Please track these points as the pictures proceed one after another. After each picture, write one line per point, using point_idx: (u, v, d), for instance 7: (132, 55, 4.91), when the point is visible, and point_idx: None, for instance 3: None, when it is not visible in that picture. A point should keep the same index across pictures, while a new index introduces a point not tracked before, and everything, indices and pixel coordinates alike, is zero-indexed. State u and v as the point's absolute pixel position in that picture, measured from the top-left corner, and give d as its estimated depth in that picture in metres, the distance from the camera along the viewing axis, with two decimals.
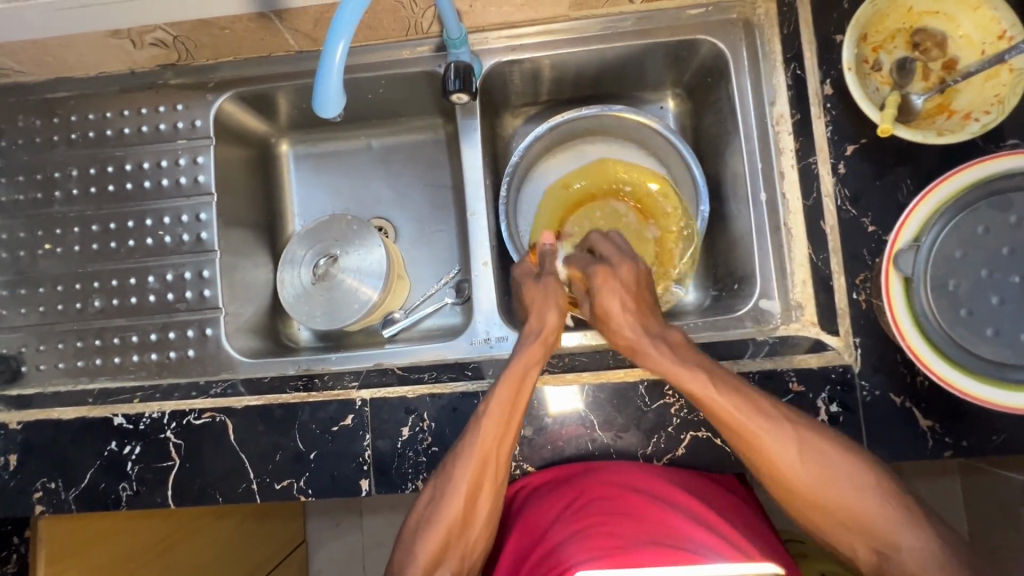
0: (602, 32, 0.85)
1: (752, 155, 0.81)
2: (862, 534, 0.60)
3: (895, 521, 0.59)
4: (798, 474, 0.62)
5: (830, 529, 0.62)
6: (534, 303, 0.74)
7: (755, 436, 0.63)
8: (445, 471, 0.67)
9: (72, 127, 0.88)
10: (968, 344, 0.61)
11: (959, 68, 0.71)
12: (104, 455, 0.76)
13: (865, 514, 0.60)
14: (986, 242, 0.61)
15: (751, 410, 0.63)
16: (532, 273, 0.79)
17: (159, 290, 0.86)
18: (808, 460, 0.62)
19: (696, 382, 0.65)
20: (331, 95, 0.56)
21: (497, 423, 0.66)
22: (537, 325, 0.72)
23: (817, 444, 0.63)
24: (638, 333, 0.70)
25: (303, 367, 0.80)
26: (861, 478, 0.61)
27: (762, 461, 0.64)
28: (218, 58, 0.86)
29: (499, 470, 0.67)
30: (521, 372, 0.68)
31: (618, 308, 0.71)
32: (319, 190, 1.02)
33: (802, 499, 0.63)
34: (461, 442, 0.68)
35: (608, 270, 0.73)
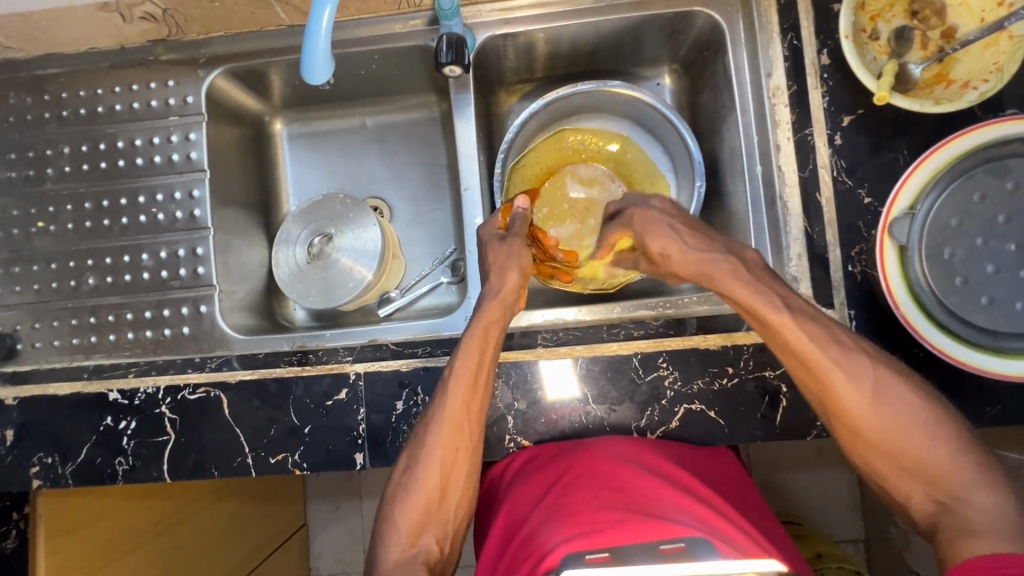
0: (597, 5, 0.84)
1: (748, 128, 0.81)
2: (925, 482, 0.59)
3: (963, 475, 0.58)
4: (871, 414, 0.61)
5: (893, 474, 0.61)
6: (494, 262, 0.73)
7: (828, 370, 0.62)
8: (418, 440, 0.68)
9: (63, 104, 0.87)
10: (962, 313, 0.60)
11: (958, 36, 0.70)
12: (99, 430, 0.76)
13: (933, 461, 0.59)
14: (982, 209, 0.60)
15: (829, 344, 0.62)
16: (497, 234, 0.77)
17: (153, 268, 0.86)
18: (883, 401, 0.61)
19: (774, 310, 0.63)
20: (320, 59, 0.55)
21: (464, 387, 0.67)
22: (497, 283, 0.72)
23: (887, 384, 0.61)
24: (705, 258, 0.66)
25: (297, 343, 0.80)
26: (931, 423, 0.60)
27: (835, 404, 0.63)
28: (209, 33, 0.85)
29: (473, 432, 0.68)
30: (484, 330, 0.69)
31: (675, 245, 0.68)
32: (314, 169, 1.01)
33: (867, 444, 0.62)
34: (431, 409, 0.69)
35: (645, 207, 0.72)
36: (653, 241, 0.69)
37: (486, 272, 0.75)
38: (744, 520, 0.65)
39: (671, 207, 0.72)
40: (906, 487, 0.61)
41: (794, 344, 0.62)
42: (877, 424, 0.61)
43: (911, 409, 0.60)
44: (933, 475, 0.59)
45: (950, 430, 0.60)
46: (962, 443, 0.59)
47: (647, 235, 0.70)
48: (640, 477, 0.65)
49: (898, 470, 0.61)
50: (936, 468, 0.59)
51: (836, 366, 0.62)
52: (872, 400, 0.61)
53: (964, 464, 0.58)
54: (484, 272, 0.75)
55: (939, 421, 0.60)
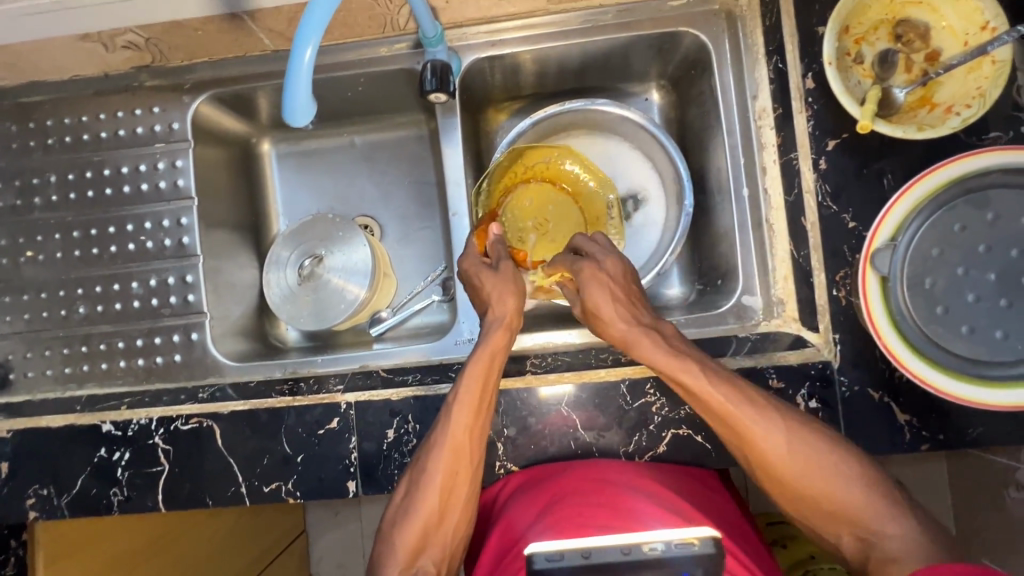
0: (582, 26, 0.84)
1: (734, 150, 0.81)
2: (844, 520, 0.62)
3: (876, 509, 0.61)
4: (789, 467, 0.63)
5: (815, 517, 0.64)
6: (490, 291, 0.75)
7: (744, 427, 0.63)
8: (419, 466, 0.69)
9: (48, 132, 0.87)
10: (943, 342, 0.61)
11: (941, 60, 0.70)
12: (93, 461, 0.76)
13: (851, 499, 0.62)
14: (963, 239, 0.61)
15: (744, 403, 0.64)
16: (484, 265, 0.78)
17: (143, 296, 0.86)
18: (800, 451, 0.63)
19: (691, 376, 0.64)
20: (302, 102, 0.55)
21: (468, 414, 0.68)
22: (500, 310, 0.73)
23: (801, 433, 0.64)
24: (628, 325, 0.69)
25: (289, 370, 0.83)
26: (844, 466, 0.63)
27: (757, 456, 0.64)
28: (193, 59, 0.84)
29: (474, 455, 0.69)
30: (489, 357, 0.70)
31: (607, 302, 0.70)
32: (303, 189, 1.01)
33: (789, 491, 0.64)
34: (433, 435, 0.70)
35: (596, 264, 0.72)
36: (594, 296, 0.70)
37: (483, 301, 0.76)
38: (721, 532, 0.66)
39: (619, 266, 0.73)
40: (829, 528, 0.64)
41: (715, 405, 0.64)
42: (798, 475, 0.63)
43: (824, 455, 0.63)
44: (851, 514, 0.62)
45: (864, 472, 0.63)
46: (869, 480, 0.63)
47: (586, 289, 0.71)
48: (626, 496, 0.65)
49: (821, 515, 0.63)
50: (850, 509, 0.62)
51: (750, 422, 0.63)
52: (790, 452, 0.63)
53: (874, 499, 0.62)
54: (482, 303, 0.76)
55: (848, 461, 0.63)
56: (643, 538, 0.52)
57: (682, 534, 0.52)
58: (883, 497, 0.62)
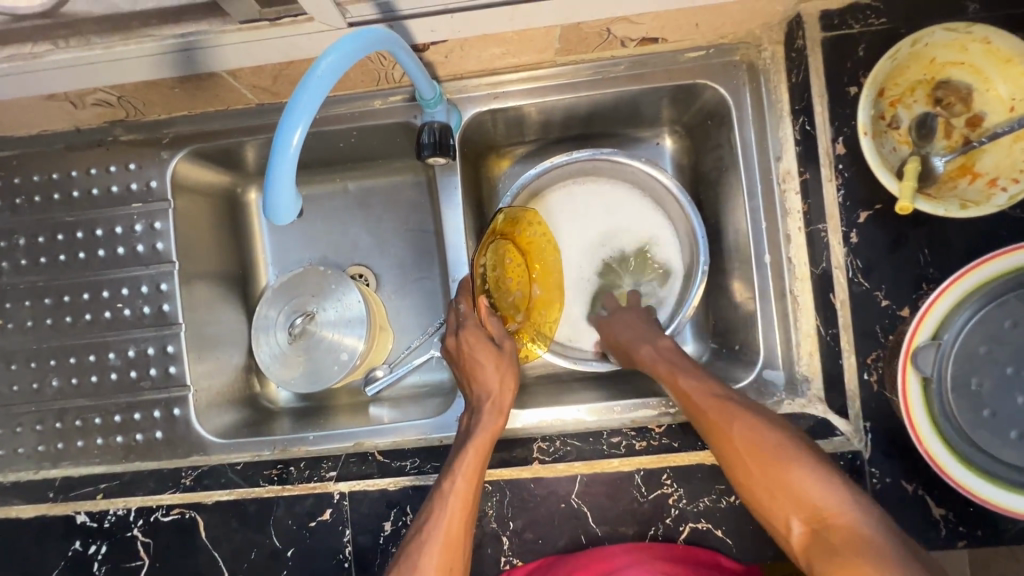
0: (592, 77, 0.78)
1: (755, 213, 0.75)
2: (795, 503, 0.57)
3: (832, 497, 0.56)
4: (744, 439, 0.61)
5: (767, 502, 0.59)
6: (489, 367, 0.71)
7: (699, 399, 0.65)
8: (406, 564, 0.60)
9: (17, 191, 0.81)
10: (989, 448, 0.56)
11: (984, 127, 0.65)
12: (68, 555, 0.71)
13: (798, 478, 0.58)
14: (1013, 337, 0.56)
15: (707, 384, 0.67)
16: (484, 336, 0.74)
17: (121, 368, 0.80)
18: (755, 429, 0.61)
19: (662, 361, 0.72)
20: (285, 199, 0.50)
21: (463, 502, 0.63)
22: (495, 388, 0.70)
23: (759, 414, 0.63)
24: (635, 335, 0.78)
25: (280, 448, 0.76)
26: (799, 451, 0.60)
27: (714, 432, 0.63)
28: (171, 113, 0.78)
29: (463, 554, 0.63)
30: (487, 442, 0.66)
31: (619, 325, 0.81)
32: (294, 240, 0.95)
33: (741, 471, 0.61)
34: (424, 526, 0.63)
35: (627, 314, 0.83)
36: (614, 327, 0.81)
37: (467, 380, 0.73)
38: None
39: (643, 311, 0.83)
40: (779, 514, 0.58)
41: (681, 384, 0.68)
42: (753, 453, 0.60)
43: (781, 439, 0.61)
44: (802, 498, 0.57)
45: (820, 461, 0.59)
46: (827, 470, 0.58)
47: (609, 327, 0.82)
48: None
49: (771, 496, 0.58)
50: (803, 491, 0.57)
51: (709, 398, 0.65)
52: (744, 427, 0.62)
53: (829, 484, 0.57)
54: (470, 382, 0.72)
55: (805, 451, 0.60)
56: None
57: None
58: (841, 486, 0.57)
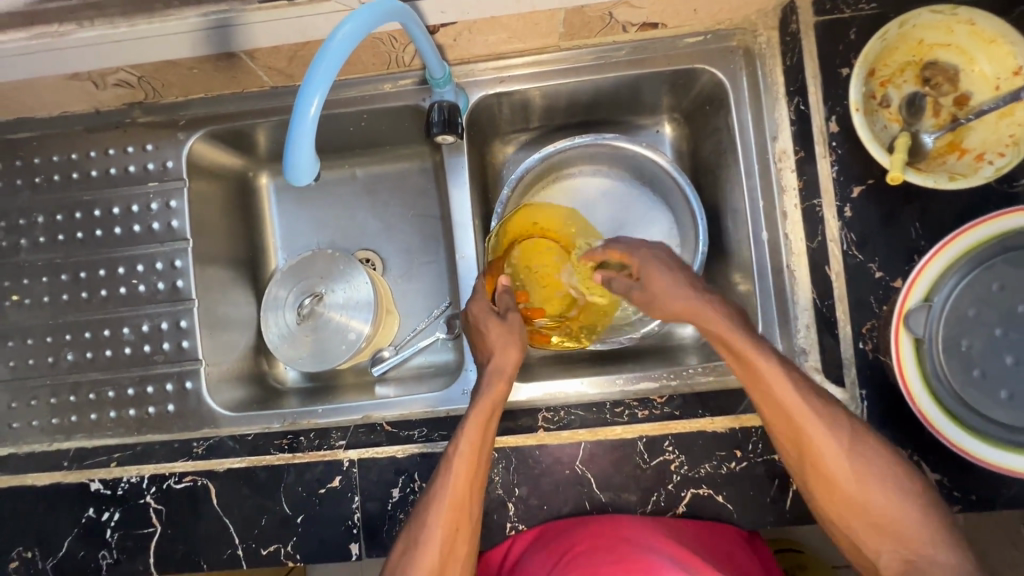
0: (595, 62, 0.81)
1: (753, 191, 0.78)
2: (889, 537, 0.59)
3: (926, 531, 0.58)
4: (843, 469, 0.60)
5: (858, 527, 0.61)
6: (493, 338, 0.72)
7: (807, 422, 0.61)
8: (417, 521, 0.64)
9: (37, 170, 0.83)
10: (980, 407, 0.58)
11: (971, 105, 0.68)
12: (81, 522, 0.72)
13: (894, 513, 0.59)
14: (1001, 300, 0.58)
15: (814, 403, 0.61)
16: (490, 309, 0.75)
17: (135, 342, 0.82)
18: (855, 456, 0.60)
19: (771, 366, 0.62)
20: (305, 161, 0.52)
21: (467, 465, 0.65)
22: (500, 359, 0.71)
23: (859, 436, 0.61)
24: (690, 295, 0.66)
25: (288, 421, 0.77)
26: (894, 479, 0.60)
27: (810, 456, 0.62)
28: (188, 96, 0.81)
29: (472, 512, 0.66)
30: (489, 409, 0.67)
31: (668, 277, 0.68)
32: (303, 224, 0.97)
33: (836, 498, 0.61)
34: (431, 488, 0.66)
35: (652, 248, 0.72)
36: (652, 269, 0.69)
37: (482, 349, 0.74)
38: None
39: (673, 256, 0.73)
40: (871, 541, 0.60)
41: (784, 399, 0.61)
42: (852, 484, 0.60)
43: (878, 467, 0.60)
44: (894, 530, 0.59)
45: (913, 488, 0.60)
46: (919, 498, 0.60)
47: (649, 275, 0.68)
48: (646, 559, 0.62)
49: (865, 525, 0.60)
50: (893, 523, 0.59)
51: (816, 423, 0.61)
52: (848, 455, 0.61)
53: (924, 517, 0.59)
54: (480, 350, 0.74)
55: (901, 478, 0.60)
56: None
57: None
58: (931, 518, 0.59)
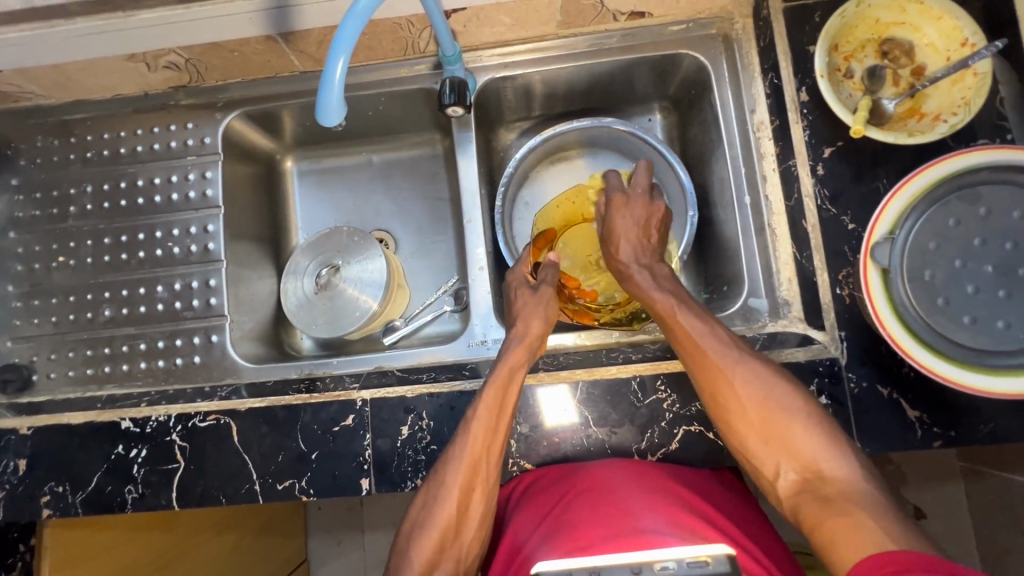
0: (590, 49, 0.90)
1: (735, 161, 0.85)
2: (787, 454, 0.64)
3: (823, 448, 0.62)
4: (743, 393, 0.66)
5: (758, 449, 0.65)
6: (522, 313, 0.80)
7: (704, 348, 0.68)
8: (438, 477, 0.69)
9: (88, 147, 0.93)
10: (946, 332, 0.63)
11: (927, 74, 0.75)
12: (110, 459, 0.78)
13: (789, 429, 0.64)
14: (957, 233, 0.64)
15: (708, 331, 0.69)
16: (526, 283, 0.85)
17: (167, 299, 0.90)
18: (749, 377, 0.66)
19: (665, 303, 0.74)
20: (333, 105, 0.60)
21: (485, 427, 0.68)
22: (522, 330, 0.77)
23: (753, 362, 0.68)
24: (630, 258, 0.82)
25: (305, 371, 0.85)
26: (793, 402, 0.65)
27: (713, 385, 0.68)
28: (227, 79, 0.91)
29: (489, 474, 0.69)
30: (509, 372, 0.72)
31: (626, 227, 0.83)
32: (322, 205, 1.04)
33: (738, 420, 0.66)
34: (452, 447, 0.70)
35: (627, 198, 0.85)
36: (615, 224, 0.84)
37: (512, 318, 0.81)
38: (726, 521, 0.69)
39: (649, 208, 0.85)
40: (771, 461, 0.64)
41: (682, 327, 0.71)
42: (753, 406, 0.65)
43: (770, 388, 0.66)
44: (791, 446, 0.63)
45: (810, 411, 0.65)
46: (815, 418, 0.64)
47: (611, 217, 0.85)
48: (640, 495, 0.67)
49: (762, 444, 0.65)
50: (791, 441, 0.63)
51: (710, 347, 0.68)
52: (743, 376, 0.66)
53: (818, 434, 0.63)
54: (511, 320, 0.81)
55: (801, 400, 0.65)
56: (654, 558, 0.54)
57: (694, 554, 0.54)
58: (828, 435, 0.63)
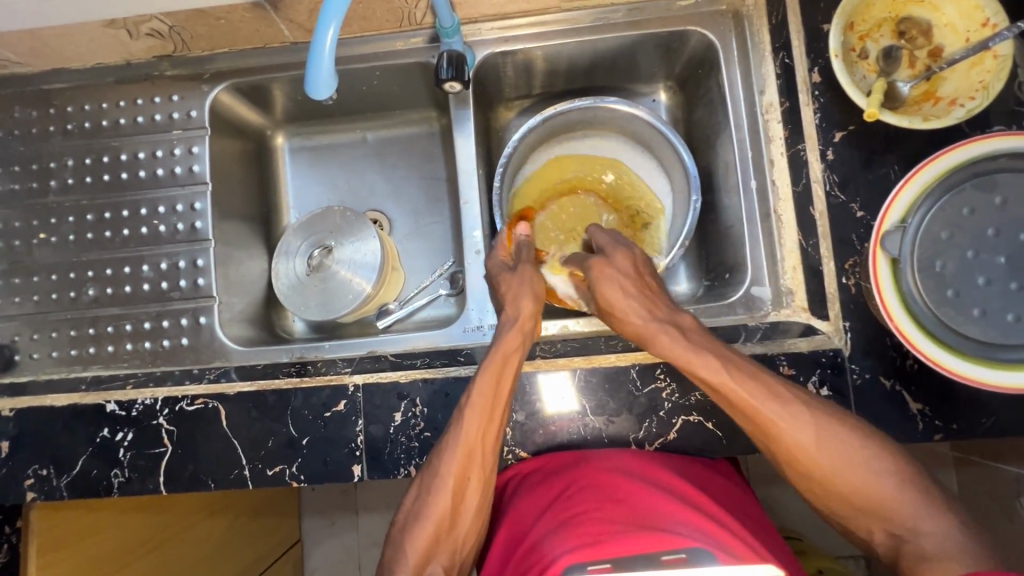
0: (594, 24, 0.86)
1: (743, 144, 0.83)
2: (878, 518, 0.61)
3: (913, 506, 0.59)
4: (820, 463, 0.62)
5: (850, 513, 0.62)
6: (508, 292, 0.74)
7: (773, 422, 0.62)
8: (430, 468, 0.68)
9: (68, 118, 0.89)
10: (955, 324, 0.61)
11: (944, 56, 0.72)
12: (96, 442, 0.76)
13: (882, 496, 0.60)
14: (972, 223, 0.62)
15: (774, 400, 0.62)
16: (506, 266, 0.78)
17: (153, 279, 0.87)
18: (826, 444, 0.61)
19: (710, 370, 0.63)
20: (324, 77, 0.57)
21: (479, 416, 0.67)
22: (513, 313, 0.71)
23: (831, 424, 0.62)
24: (645, 320, 0.68)
25: (296, 355, 0.82)
26: (874, 460, 0.61)
27: (787, 457, 0.63)
28: (213, 50, 0.86)
29: (486, 463, 0.68)
30: (501, 360, 0.68)
31: (621, 297, 0.70)
32: (314, 183, 1.01)
33: (820, 487, 0.63)
34: (446, 437, 0.68)
35: (607, 260, 0.73)
36: (608, 294, 0.70)
37: (500, 303, 0.75)
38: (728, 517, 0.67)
39: (631, 259, 0.74)
40: (865, 523, 0.62)
41: (736, 395, 0.63)
42: (834, 477, 0.61)
43: (854, 452, 0.61)
44: (883, 510, 0.60)
45: (897, 465, 0.61)
46: (904, 474, 0.61)
47: (598, 284, 0.71)
48: (640, 490, 0.65)
49: (851, 509, 0.62)
50: (881, 502, 0.60)
51: (778, 417, 0.62)
52: (818, 445, 0.62)
53: (910, 493, 0.60)
54: (500, 305, 0.75)
55: (881, 454, 0.61)
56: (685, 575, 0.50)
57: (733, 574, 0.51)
58: (923, 491, 0.60)
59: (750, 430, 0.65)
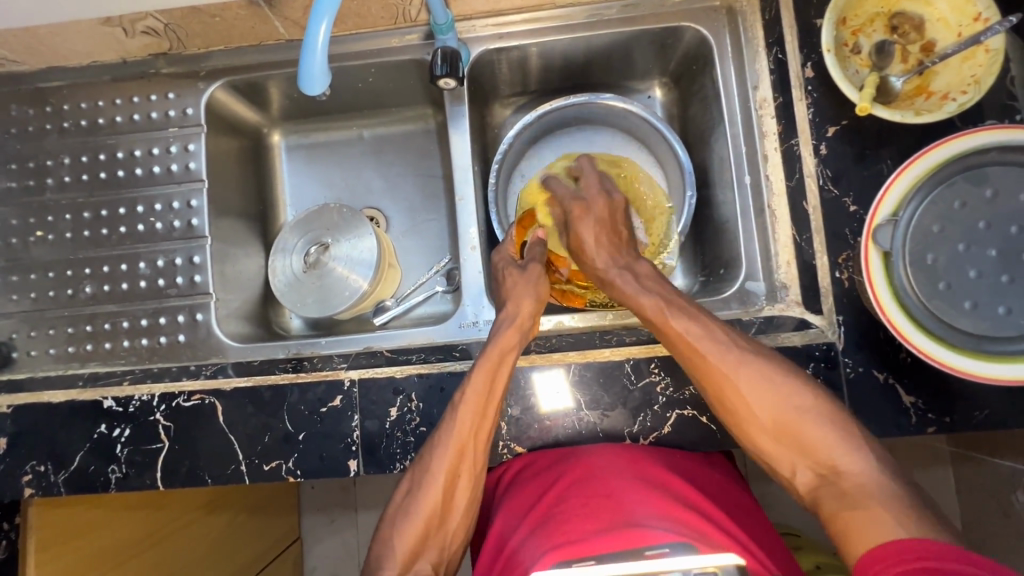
0: (588, 20, 0.86)
1: (736, 138, 0.83)
2: (801, 454, 0.63)
3: (834, 440, 0.61)
4: (747, 397, 0.65)
5: (772, 449, 0.64)
6: (512, 291, 0.76)
7: (703, 352, 0.66)
8: (422, 464, 0.68)
9: (64, 116, 0.89)
10: (947, 317, 0.62)
11: (936, 50, 0.72)
12: (93, 438, 0.77)
13: (805, 430, 0.62)
14: (963, 216, 0.62)
15: (705, 333, 0.67)
16: (511, 262, 0.81)
17: (150, 276, 0.87)
18: (755, 379, 0.65)
19: (654, 306, 0.70)
20: (317, 72, 0.57)
21: (473, 413, 0.67)
22: (513, 312, 0.74)
23: (759, 361, 0.66)
24: (608, 264, 0.77)
25: (293, 351, 0.83)
26: (799, 395, 0.64)
27: (718, 392, 0.66)
28: (209, 47, 0.87)
29: (477, 460, 0.68)
30: (499, 354, 0.70)
31: (591, 237, 0.78)
32: (310, 181, 1.01)
33: (748, 422, 0.65)
34: (439, 432, 0.69)
35: (586, 205, 0.81)
36: (582, 234, 0.79)
37: (502, 299, 0.77)
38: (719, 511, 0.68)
39: (608, 208, 0.81)
40: (787, 461, 0.64)
41: (675, 330, 0.68)
42: (760, 411, 0.64)
43: (781, 387, 0.64)
44: (807, 445, 0.62)
45: (823, 405, 0.64)
46: (829, 412, 0.63)
47: (576, 226, 0.80)
48: (631, 486, 0.66)
49: (774, 444, 0.64)
50: (805, 438, 0.62)
51: (709, 349, 0.66)
52: (748, 378, 0.65)
53: (833, 430, 0.62)
54: (501, 302, 0.77)
55: (806, 392, 0.64)
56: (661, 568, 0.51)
57: (701, 564, 0.51)
58: (846, 431, 0.62)
59: (689, 368, 0.68)
